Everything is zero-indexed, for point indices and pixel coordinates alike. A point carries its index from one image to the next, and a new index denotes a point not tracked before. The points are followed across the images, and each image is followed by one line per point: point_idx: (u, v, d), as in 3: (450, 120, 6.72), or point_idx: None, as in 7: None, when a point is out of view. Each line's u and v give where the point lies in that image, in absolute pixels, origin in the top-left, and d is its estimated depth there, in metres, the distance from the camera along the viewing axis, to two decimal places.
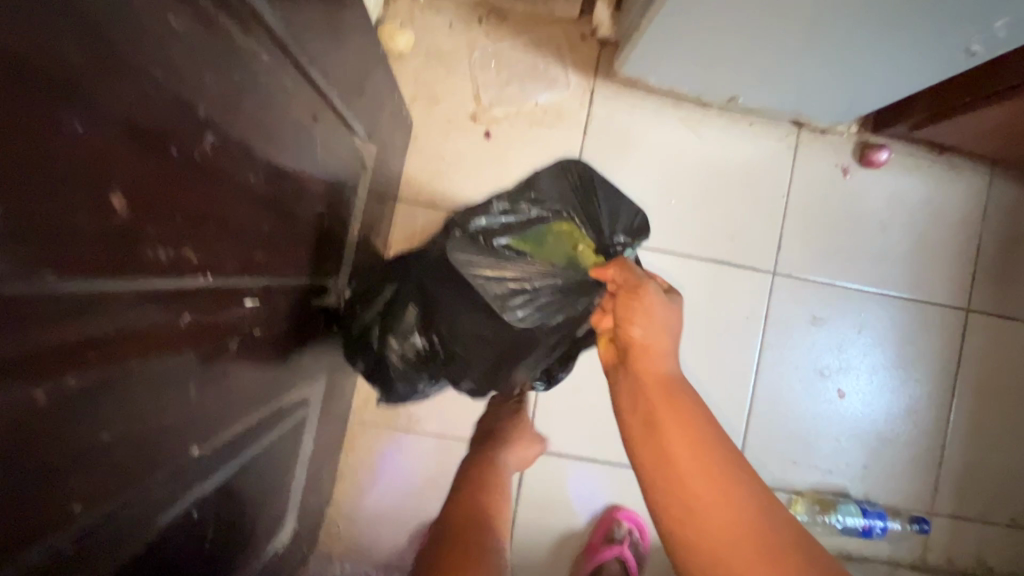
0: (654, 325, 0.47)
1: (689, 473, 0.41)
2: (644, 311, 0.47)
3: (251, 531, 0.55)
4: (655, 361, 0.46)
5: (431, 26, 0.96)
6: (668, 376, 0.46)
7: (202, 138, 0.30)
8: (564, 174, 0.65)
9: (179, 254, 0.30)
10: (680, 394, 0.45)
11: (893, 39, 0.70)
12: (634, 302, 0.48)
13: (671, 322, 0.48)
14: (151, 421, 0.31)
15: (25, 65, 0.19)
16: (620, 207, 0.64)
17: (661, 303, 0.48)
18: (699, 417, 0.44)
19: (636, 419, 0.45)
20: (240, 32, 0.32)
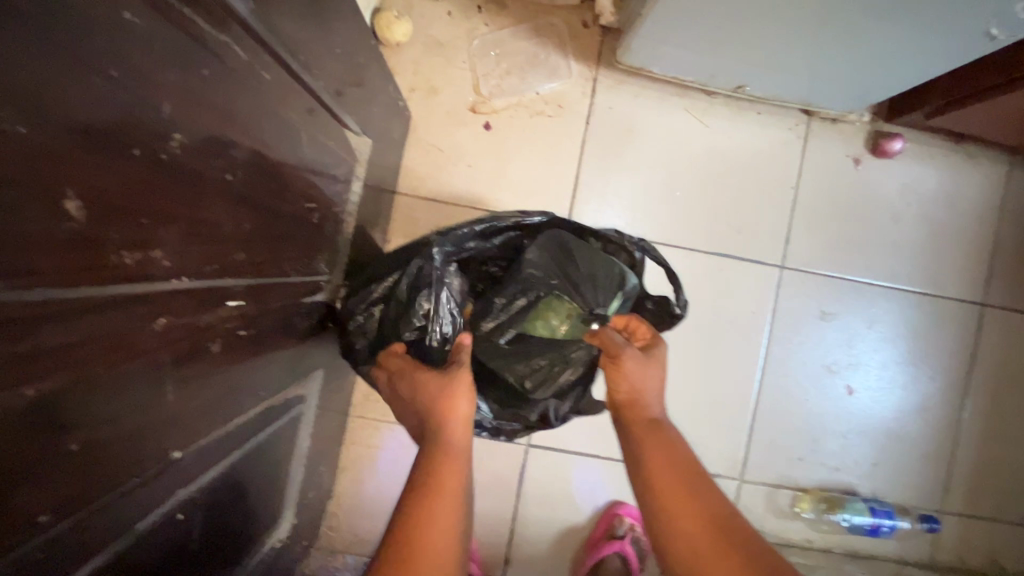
0: (638, 379, 0.60)
1: (668, 490, 0.55)
2: (628, 371, 0.59)
3: (246, 527, 0.55)
4: (645, 408, 0.61)
5: (430, 16, 0.94)
6: (654, 419, 0.60)
7: (168, 138, 0.29)
8: (546, 244, 0.64)
9: (147, 257, 0.29)
10: (663, 431, 0.59)
11: (906, 23, 0.67)
12: (618, 365, 0.59)
13: (652, 375, 0.60)
14: (121, 428, 0.31)
15: None
16: (602, 263, 0.64)
17: (638, 361, 0.59)
18: (680, 451, 0.58)
19: (630, 456, 0.59)
20: (209, 26, 0.31)
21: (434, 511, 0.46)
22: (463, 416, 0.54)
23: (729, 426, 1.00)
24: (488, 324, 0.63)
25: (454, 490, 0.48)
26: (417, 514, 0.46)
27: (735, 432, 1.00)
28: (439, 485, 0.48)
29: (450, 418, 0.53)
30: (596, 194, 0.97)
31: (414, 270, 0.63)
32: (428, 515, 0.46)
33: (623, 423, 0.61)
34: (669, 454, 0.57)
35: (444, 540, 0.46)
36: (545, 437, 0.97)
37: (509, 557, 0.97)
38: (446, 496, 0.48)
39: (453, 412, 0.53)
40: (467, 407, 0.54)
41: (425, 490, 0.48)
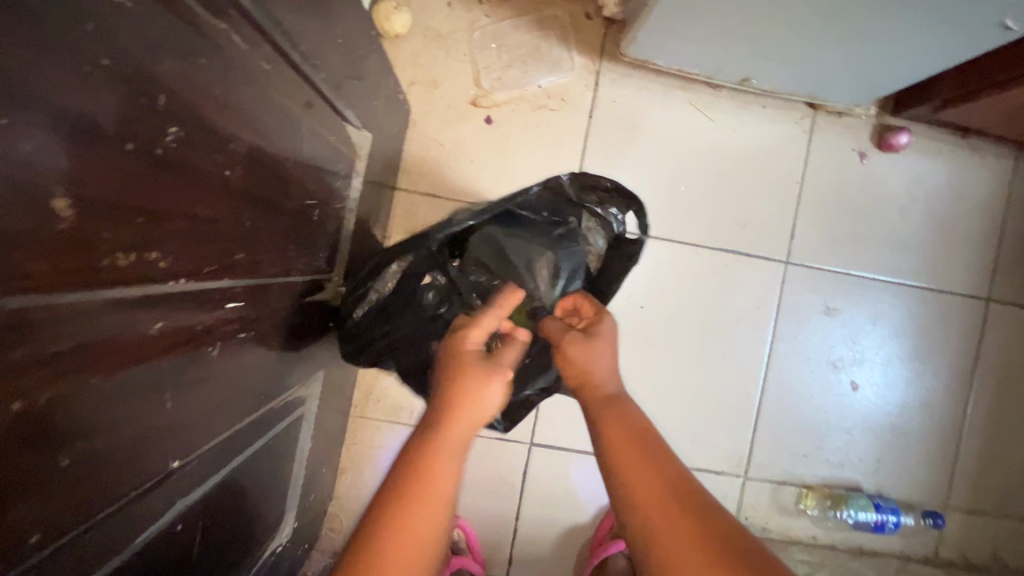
0: (586, 358, 0.59)
1: (624, 455, 0.52)
2: (570, 352, 0.59)
3: (248, 533, 0.53)
4: (601, 385, 0.58)
5: (429, 6, 0.92)
6: (611, 394, 0.58)
7: (165, 132, 0.27)
8: (484, 240, 0.66)
9: (143, 259, 0.28)
10: (623, 405, 0.57)
11: (920, 14, 0.66)
12: (563, 354, 0.60)
13: (600, 352, 0.59)
14: (117, 438, 0.29)
15: None
16: (537, 250, 0.66)
17: (579, 343, 0.59)
18: (639, 420, 0.55)
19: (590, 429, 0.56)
20: (205, 12, 0.29)
21: (425, 492, 0.46)
22: (478, 420, 0.51)
23: (734, 424, 0.99)
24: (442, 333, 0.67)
25: (448, 481, 0.48)
26: (413, 489, 0.46)
27: (739, 430, 0.99)
28: (436, 471, 0.47)
29: (462, 417, 0.50)
30: None
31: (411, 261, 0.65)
32: (417, 500, 0.46)
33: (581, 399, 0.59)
34: (626, 421, 0.55)
35: (429, 528, 0.46)
36: (548, 436, 0.96)
37: (512, 556, 0.96)
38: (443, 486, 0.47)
39: (470, 412, 0.50)
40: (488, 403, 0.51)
41: (423, 475, 0.47)
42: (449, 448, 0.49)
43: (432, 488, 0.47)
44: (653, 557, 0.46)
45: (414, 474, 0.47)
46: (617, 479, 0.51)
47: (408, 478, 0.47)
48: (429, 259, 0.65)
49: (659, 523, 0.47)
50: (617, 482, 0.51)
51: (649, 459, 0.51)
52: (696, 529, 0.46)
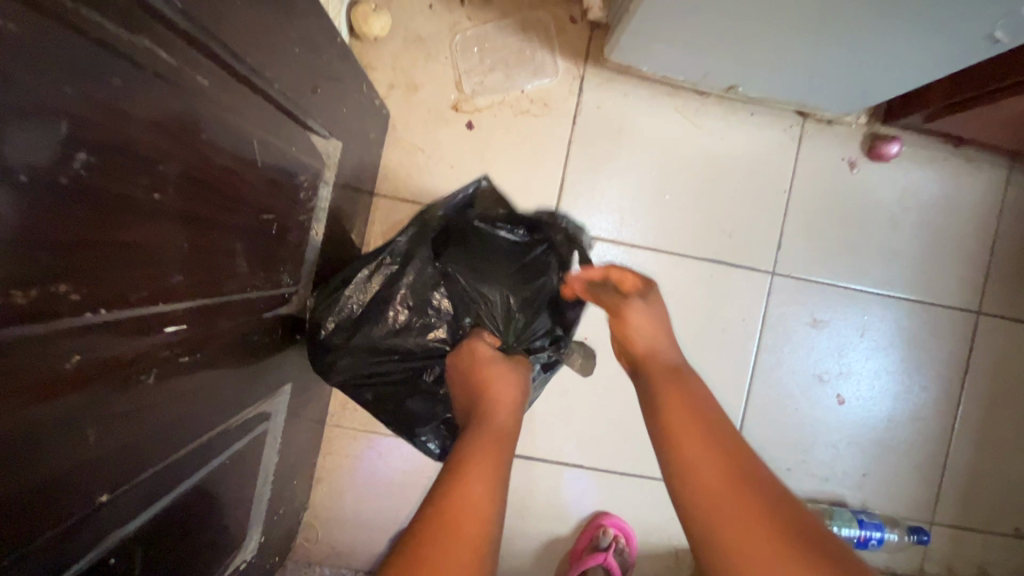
0: (644, 330, 0.64)
1: (680, 424, 0.53)
2: (633, 319, 0.65)
3: (205, 554, 0.52)
4: (662, 357, 0.62)
5: (409, 8, 0.90)
6: (673, 363, 0.60)
7: (69, 158, 0.25)
8: (462, 254, 0.68)
9: (47, 292, 0.26)
10: (683, 374, 0.59)
11: (903, 24, 0.64)
12: (623, 321, 0.65)
13: (657, 322, 0.65)
14: (28, 481, 0.28)
15: None
16: (508, 271, 0.69)
17: (641, 310, 0.65)
18: (699, 394, 0.56)
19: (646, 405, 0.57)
20: (120, 31, 0.27)
21: (493, 452, 0.51)
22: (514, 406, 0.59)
23: None
24: (420, 342, 0.66)
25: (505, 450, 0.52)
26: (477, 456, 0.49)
27: None
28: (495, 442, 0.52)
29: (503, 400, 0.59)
30: (584, 195, 0.93)
31: (413, 279, 0.66)
32: (493, 458, 0.50)
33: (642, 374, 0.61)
34: (691, 400, 0.55)
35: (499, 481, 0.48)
36: (528, 446, 0.95)
37: None
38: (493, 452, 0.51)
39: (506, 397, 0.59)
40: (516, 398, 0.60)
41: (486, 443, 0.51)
42: (497, 420, 0.56)
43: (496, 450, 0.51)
44: (717, 534, 0.46)
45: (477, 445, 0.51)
46: (671, 450, 0.52)
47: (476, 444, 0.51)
48: (428, 279, 0.67)
49: (717, 506, 0.47)
50: (672, 453, 0.52)
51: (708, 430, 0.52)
52: (759, 518, 0.45)
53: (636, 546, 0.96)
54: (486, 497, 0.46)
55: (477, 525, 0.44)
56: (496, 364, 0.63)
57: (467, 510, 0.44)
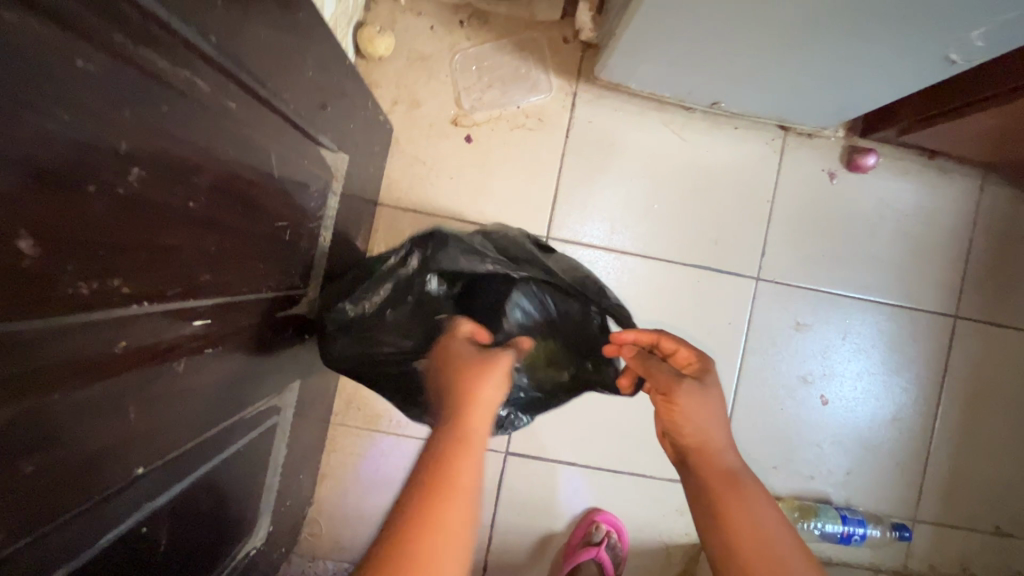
0: (694, 422, 0.56)
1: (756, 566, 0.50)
2: (686, 409, 0.56)
3: (220, 536, 0.56)
4: (717, 458, 0.56)
5: (412, 30, 0.96)
6: (729, 468, 0.55)
7: (126, 172, 0.30)
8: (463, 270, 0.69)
9: (105, 285, 0.31)
10: (744, 484, 0.54)
11: (867, 47, 0.69)
12: (673, 405, 0.57)
13: (711, 410, 0.57)
14: (80, 451, 0.32)
15: None
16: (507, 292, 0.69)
17: (696, 396, 0.56)
18: (767, 513, 0.52)
19: (700, 515, 0.54)
20: (167, 65, 0.32)
21: (457, 471, 0.47)
22: (488, 402, 0.53)
23: None
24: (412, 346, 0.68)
25: (475, 462, 0.49)
26: (439, 476, 0.47)
27: None
28: (461, 456, 0.48)
29: (472, 401, 0.53)
30: (577, 205, 0.98)
31: (410, 287, 0.69)
32: (453, 477, 0.47)
33: (693, 473, 0.56)
34: (758, 527, 0.51)
35: (468, 503, 0.46)
36: (524, 445, 0.99)
37: (487, 563, 0.99)
38: (461, 471, 0.47)
39: (480, 391, 0.53)
40: (493, 392, 0.54)
41: (449, 460, 0.48)
42: (468, 425, 0.51)
43: (460, 466, 0.48)
44: None
45: (439, 460, 0.48)
46: None
47: (434, 465, 0.47)
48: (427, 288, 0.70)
49: None
50: None
51: (773, 555, 0.50)
52: None
53: (628, 542, 0.99)
54: (452, 533, 0.44)
55: (441, 548, 0.43)
56: (470, 358, 0.56)
57: (429, 548, 0.43)
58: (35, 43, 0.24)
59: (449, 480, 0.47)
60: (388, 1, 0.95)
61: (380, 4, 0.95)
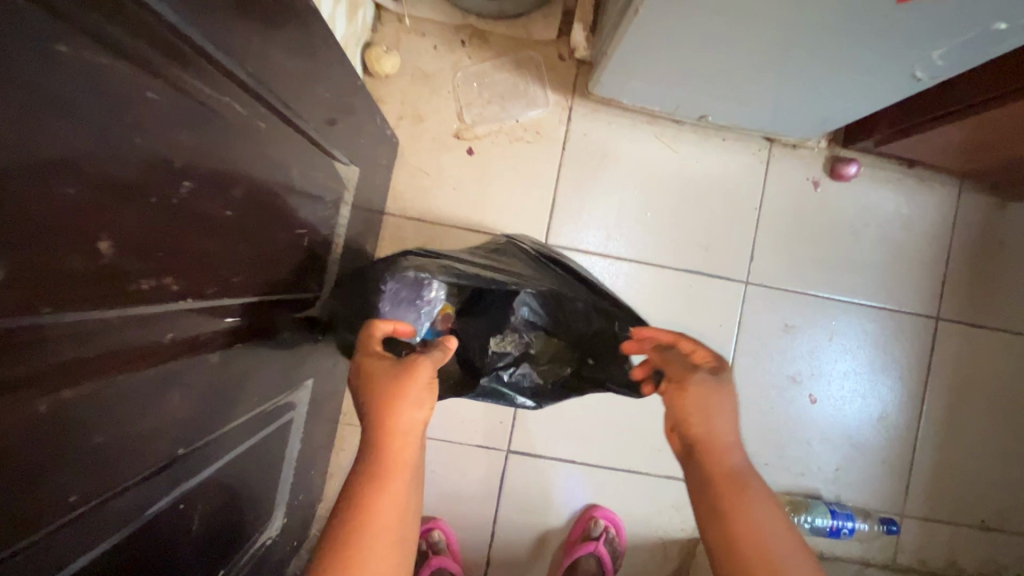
0: (702, 414, 0.55)
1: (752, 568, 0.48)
2: (696, 399, 0.56)
3: (240, 523, 0.60)
4: (722, 454, 0.54)
5: (416, 49, 1.02)
6: (733, 468, 0.53)
7: (180, 185, 0.35)
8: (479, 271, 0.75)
9: (160, 283, 0.35)
10: (746, 485, 0.52)
11: (841, 65, 0.74)
12: (682, 391, 0.56)
13: (721, 406, 0.56)
14: (136, 428, 0.37)
15: (39, 154, 0.24)
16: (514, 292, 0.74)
17: (707, 388, 0.56)
18: (766, 515, 0.51)
19: (704, 512, 0.52)
20: (213, 93, 0.37)
21: (375, 508, 0.48)
22: (409, 427, 0.51)
23: None
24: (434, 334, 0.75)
25: (397, 493, 0.49)
26: (359, 514, 0.47)
27: None
28: (380, 490, 0.48)
29: (389, 431, 0.50)
30: (573, 213, 1.03)
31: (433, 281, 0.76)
32: (372, 519, 0.47)
33: (695, 466, 0.54)
34: (755, 530, 0.50)
35: (390, 536, 0.48)
36: (525, 443, 1.03)
37: (490, 558, 1.03)
38: (380, 507, 0.48)
39: (397, 421, 0.51)
40: (411, 419, 0.51)
41: (368, 499, 0.48)
42: (389, 458, 0.50)
43: (381, 502, 0.48)
44: None
45: (360, 499, 0.48)
46: None
47: (353, 505, 0.47)
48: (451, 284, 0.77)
49: None
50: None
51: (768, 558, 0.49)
52: None
53: (626, 537, 1.03)
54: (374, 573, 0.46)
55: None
56: (384, 381, 0.52)
57: None
58: (122, 79, 0.28)
59: (368, 519, 0.47)
60: (394, 22, 1.01)
61: (387, 26, 1.01)
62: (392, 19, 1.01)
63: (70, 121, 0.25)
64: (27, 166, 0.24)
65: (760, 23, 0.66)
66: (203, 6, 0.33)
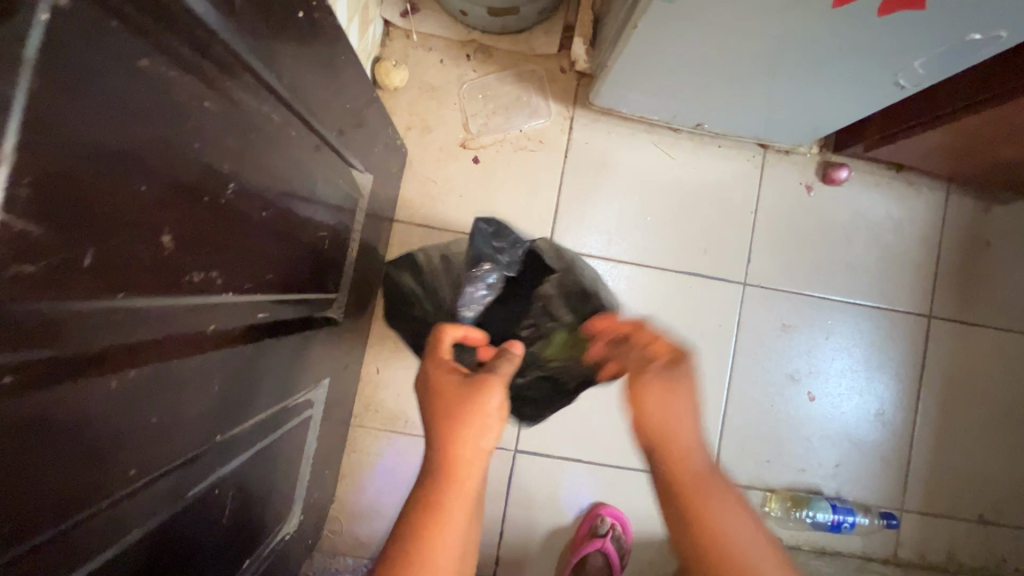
0: (664, 414, 0.55)
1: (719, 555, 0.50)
2: (654, 399, 0.56)
3: (262, 515, 0.63)
4: (685, 455, 0.55)
5: (423, 63, 1.06)
6: (698, 470, 0.54)
7: (226, 187, 0.38)
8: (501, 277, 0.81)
9: (208, 276, 0.39)
10: (712, 484, 0.54)
11: (828, 75, 0.78)
12: (639, 393, 0.57)
13: (676, 402, 0.56)
14: (184, 411, 0.39)
15: (121, 156, 0.27)
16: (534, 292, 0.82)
17: (661, 381, 0.56)
18: (731, 507, 0.53)
19: (671, 518, 0.54)
20: (255, 103, 0.41)
21: (439, 533, 0.48)
22: (477, 452, 0.52)
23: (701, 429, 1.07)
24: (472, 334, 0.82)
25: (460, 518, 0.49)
26: (422, 537, 0.47)
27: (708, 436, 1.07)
28: (442, 517, 0.48)
29: (457, 454, 0.51)
30: (576, 219, 1.07)
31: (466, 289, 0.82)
32: (437, 544, 0.47)
33: (663, 472, 0.55)
34: (723, 520, 0.52)
35: (452, 563, 0.47)
36: (532, 443, 1.05)
37: (499, 557, 1.04)
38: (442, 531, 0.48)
39: (469, 444, 0.52)
40: (480, 444, 0.52)
41: (431, 522, 0.48)
42: (456, 480, 0.51)
43: (446, 525, 0.48)
44: None
45: (423, 525, 0.48)
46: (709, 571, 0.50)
47: (418, 526, 0.48)
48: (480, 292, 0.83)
49: None
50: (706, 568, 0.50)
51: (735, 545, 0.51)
52: None
53: (632, 534, 1.05)
54: None
55: None
56: (458, 402, 0.54)
57: None
58: (186, 91, 0.32)
59: (432, 546, 0.47)
60: (402, 38, 1.06)
61: (395, 41, 1.06)
62: (400, 35, 1.06)
63: (147, 129, 0.29)
64: (111, 165, 0.27)
65: (751, 36, 0.71)
66: (250, 25, 0.37)
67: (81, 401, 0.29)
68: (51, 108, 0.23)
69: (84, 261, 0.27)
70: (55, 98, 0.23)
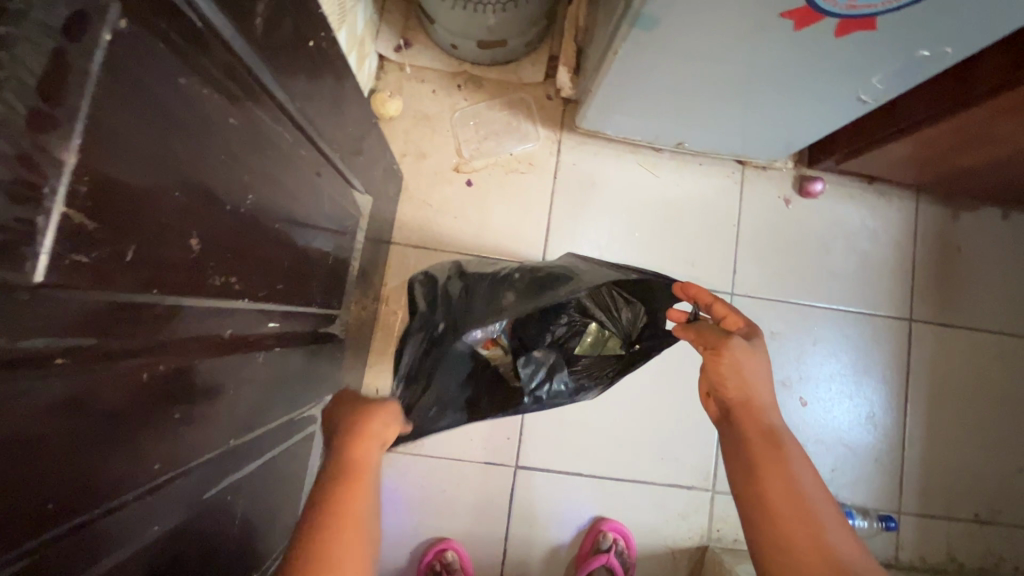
0: (739, 376, 0.56)
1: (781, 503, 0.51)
2: (733, 362, 0.55)
3: (268, 529, 0.63)
4: (760, 412, 0.56)
5: (417, 94, 1.11)
6: (771, 426, 0.55)
7: (245, 198, 0.41)
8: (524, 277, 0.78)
9: (228, 282, 0.41)
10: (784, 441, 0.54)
11: (796, 93, 0.84)
12: (719, 356, 0.56)
13: (758, 366, 0.56)
14: (204, 411, 0.41)
15: (162, 162, 0.30)
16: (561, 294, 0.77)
17: (746, 351, 0.56)
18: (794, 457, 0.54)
19: (737, 469, 0.55)
20: (271, 123, 0.44)
21: (343, 512, 0.46)
22: (375, 438, 0.53)
23: (699, 438, 1.08)
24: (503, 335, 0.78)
25: (364, 492, 0.49)
26: (330, 517, 0.46)
27: (705, 445, 1.08)
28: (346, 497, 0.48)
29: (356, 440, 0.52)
30: (568, 235, 1.11)
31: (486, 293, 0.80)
32: (338, 519, 0.46)
33: (735, 426, 0.56)
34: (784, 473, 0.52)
35: (358, 532, 0.46)
36: (532, 458, 1.06)
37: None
38: (348, 509, 0.47)
39: (363, 433, 0.53)
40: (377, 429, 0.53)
41: (334, 504, 0.47)
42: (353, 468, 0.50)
43: (351, 499, 0.47)
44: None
45: (329, 507, 0.47)
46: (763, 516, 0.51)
47: (319, 509, 0.47)
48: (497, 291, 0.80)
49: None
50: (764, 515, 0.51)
51: (795, 496, 0.51)
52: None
53: (635, 548, 1.05)
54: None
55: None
56: (353, 405, 0.56)
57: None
58: (215, 109, 0.35)
59: (338, 523, 0.46)
60: (396, 71, 1.11)
61: (389, 74, 1.11)
62: (394, 68, 1.11)
63: (184, 141, 0.32)
64: (153, 170, 0.30)
65: (722, 60, 0.76)
66: (268, 51, 0.41)
67: (117, 390, 0.31)
68: (107, 116, 0.26)
69: (126, 256, 0.29)
70: (111, 108, 0.26)
